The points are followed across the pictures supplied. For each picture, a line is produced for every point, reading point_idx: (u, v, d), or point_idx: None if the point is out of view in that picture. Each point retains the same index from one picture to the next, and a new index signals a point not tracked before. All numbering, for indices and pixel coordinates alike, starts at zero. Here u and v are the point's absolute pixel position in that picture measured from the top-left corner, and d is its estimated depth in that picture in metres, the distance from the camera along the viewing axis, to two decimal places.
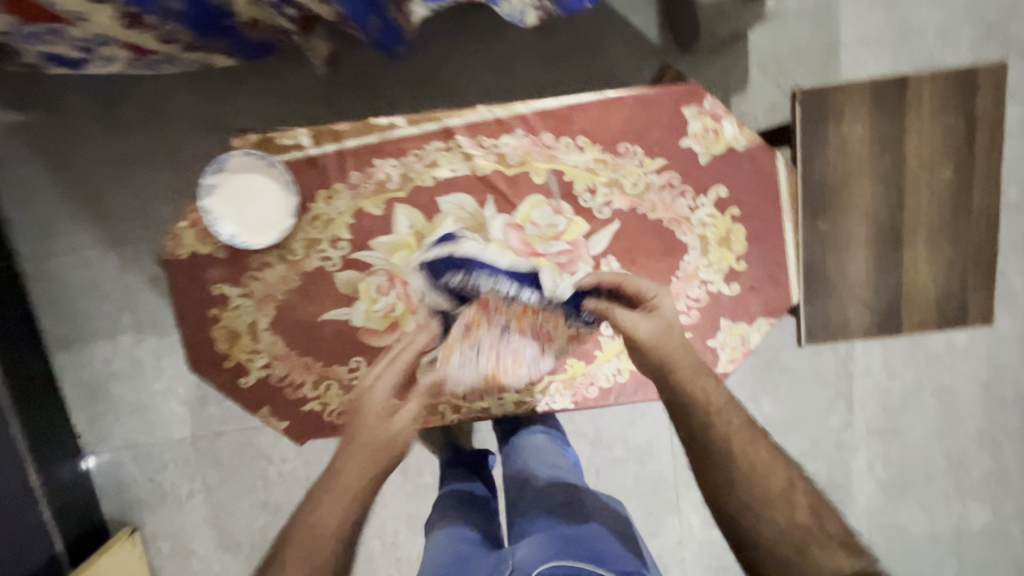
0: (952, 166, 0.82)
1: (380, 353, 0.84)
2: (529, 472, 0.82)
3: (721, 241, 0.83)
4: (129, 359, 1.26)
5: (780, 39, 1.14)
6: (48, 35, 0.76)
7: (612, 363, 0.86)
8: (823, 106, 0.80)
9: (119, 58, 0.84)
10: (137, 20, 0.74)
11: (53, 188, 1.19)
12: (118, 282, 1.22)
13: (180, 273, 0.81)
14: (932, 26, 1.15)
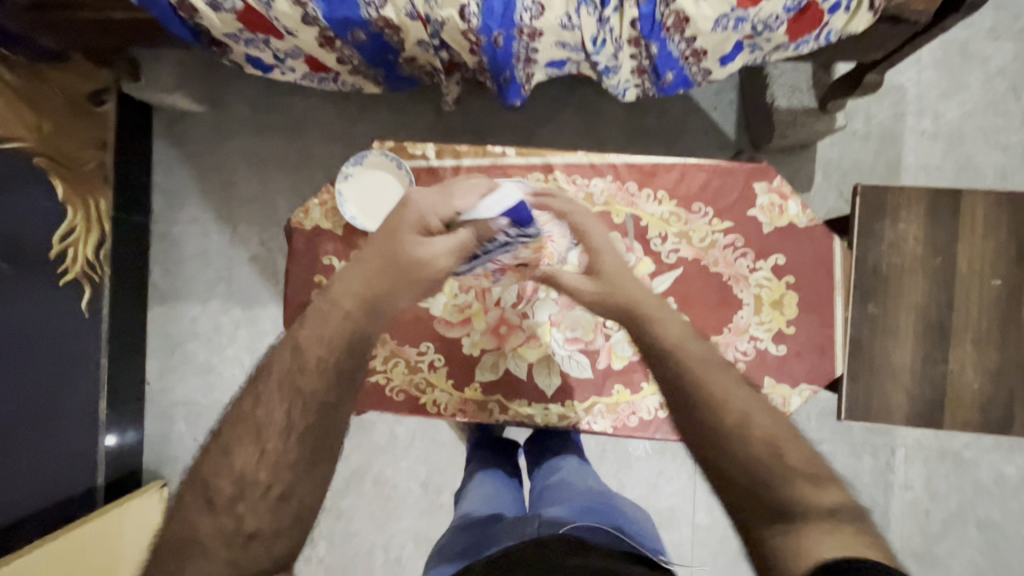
0: (999, 278, 0.89)
1: (448, 343, 0.93)
2: (566, 472, 0.94)
3: (774, 304, 0.90)
4: (211, 323, 1.39)
5: (845, 153, 1.27)
6: (256, 43, 0.97)
7: (656, 399, 0.91)
8: (881, 204, 0.90)
9: (298, 70, 1.04)
10: (329, 41, 0.94)
11: (197, 167, 1.38)
12: (223, 254, 1.38)
13: (301, 240, 0.95)
14: (991, 167, 1.26)
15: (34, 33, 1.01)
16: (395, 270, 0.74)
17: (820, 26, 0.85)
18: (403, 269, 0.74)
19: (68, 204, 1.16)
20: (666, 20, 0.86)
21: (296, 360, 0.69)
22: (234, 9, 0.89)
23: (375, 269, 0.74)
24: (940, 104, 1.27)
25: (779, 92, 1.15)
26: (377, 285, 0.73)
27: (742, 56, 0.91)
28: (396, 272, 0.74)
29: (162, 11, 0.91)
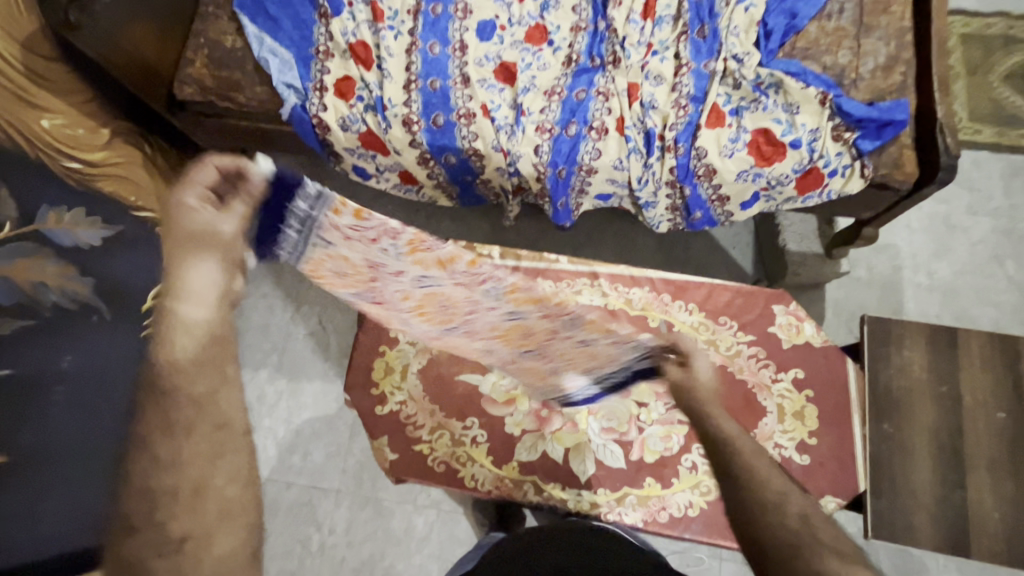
0: (1004, 410, 0.97)
1: (493, 420, 1.01)
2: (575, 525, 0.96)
3: (796, 413, 0.99)
4: (253, 392, 1.46)
5: (853, 295, 1.42)
6: (366, 157, 1.21)
7: (687, 496, 0.96)
8: (888, 333, 1.02)
9: (391, 180, 1.27)
10: (426, 161, 1.18)
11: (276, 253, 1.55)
12: (280, 328, 1.50)
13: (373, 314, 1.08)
14: (985, 320, 1.41)
15: (192, 132, 1.31)
16: (189, 335, 0.55)
17: (822, 186, 1.06)
18: (218, 258, 0.58)
19: None
20: (698, 170, 1.07)
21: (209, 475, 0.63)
22: (359, 130, 1.16)
23: (191, 352, 0.55)
24: (934, 259, 1.45)
25: (790, 237, 1.34)
26: (181, 361, 0.54)
27: (759, 204, 1.11)
28: (189, 327, 0.55)
29: (302, 125, 1.17)
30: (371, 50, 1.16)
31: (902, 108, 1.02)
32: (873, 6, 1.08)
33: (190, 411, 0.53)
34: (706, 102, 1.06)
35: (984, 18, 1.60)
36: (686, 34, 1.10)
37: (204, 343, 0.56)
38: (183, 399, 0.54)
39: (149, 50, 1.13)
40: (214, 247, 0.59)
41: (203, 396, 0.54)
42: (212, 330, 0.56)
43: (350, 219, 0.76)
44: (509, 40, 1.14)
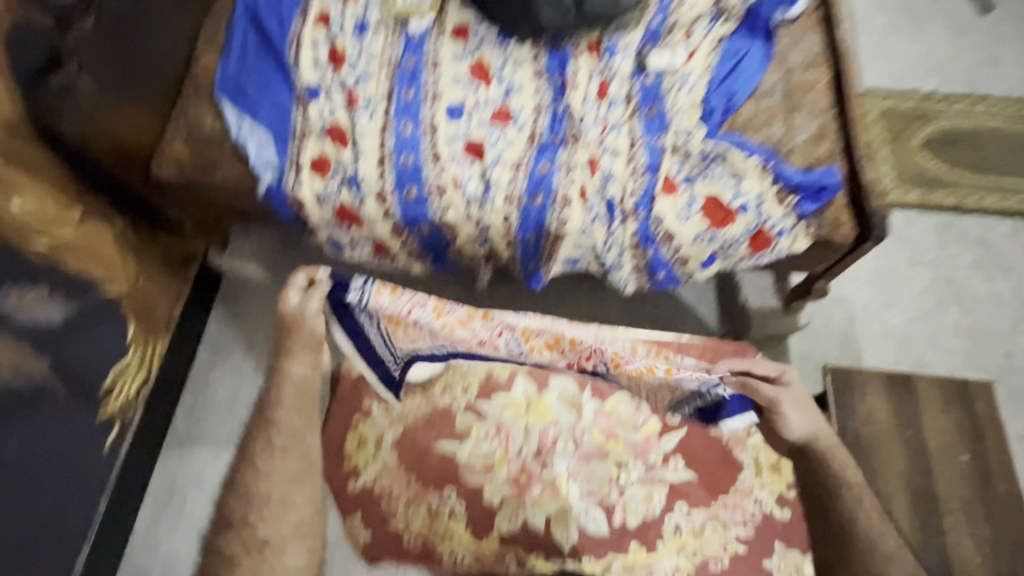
0: (968, 451, 1.00)
1: (471, 491, 1.00)
2: None
3: (772, 467, 1.01)
4: (219, 473, 1.40)
5: (815, 346, 1.49)
6: (340, 230, 1.25)
7: (671, 559, 0.96)
8: (851, 381, 1.06)
9: (365, 251, 1.29)
10: (399, 232, 1.22)
11: (249, 325, 1.53)
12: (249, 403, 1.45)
13: (346, 386, 1.08)
14: (937, 365, 1.49)
15: (169, 206, 1.33)
16: (297, 388, 0.91)
17: (771, 245, 1.13)
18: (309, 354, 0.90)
19: (132, 342, 1.27)
20: (658, 233, 1.14)
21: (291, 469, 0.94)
22: (334, 204, 1.20)
23: (291, 405, 0.92)
24: (886, 308, 1.55)
25: (750, 292, 1.46)
26: (284, 415, 0.92)
27: (717, 263, 1.18)
28: (297, 381, 0.91)
29: (278, 201, 1.21)
30: (346, 130, 1.22)
31: (834, 174, 1.12)
32: (799, 87, 1.22)
33: (287, 440, 0.91)
34: (660, 172, 1.15)
35: (898, 95, 1.80)
36: (637, 113, 1.21)
37: (293, 394, 0.92)
38: (284, 431, 0.91)
39: (129, 131, 1.19)
40: (316, 342, 0.90)
41: (296, 432, 0.92)
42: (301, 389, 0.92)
43: (388, 297, 0.83)
44: (477, 119, 1.23)
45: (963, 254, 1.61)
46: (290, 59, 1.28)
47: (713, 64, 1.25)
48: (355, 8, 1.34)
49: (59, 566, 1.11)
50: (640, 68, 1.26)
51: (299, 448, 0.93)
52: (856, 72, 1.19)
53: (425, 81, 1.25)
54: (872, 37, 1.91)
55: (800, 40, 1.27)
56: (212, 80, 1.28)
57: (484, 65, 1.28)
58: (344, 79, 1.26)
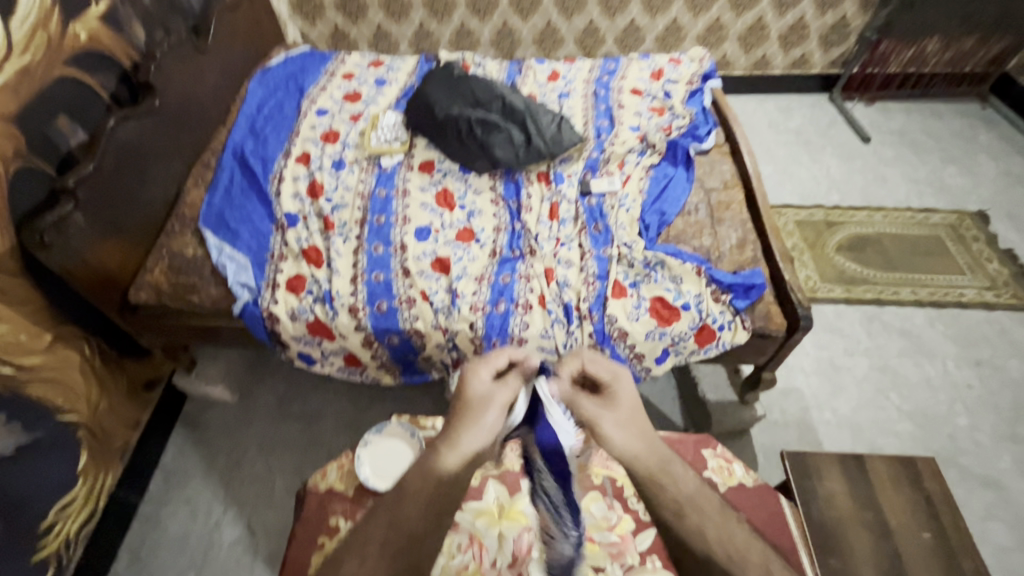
0: (928, 530, 1.04)
1: None
2: None
3: None
4: None
5: (774, 437, 1.56)
6: (313, 343, 1.29)
7: None
8: (807, 466, 1.11)
9: (336, 363, 1.33)
10: (370, 343, 1.28)
11: (209, 449, 1.48)
12: (202, 536, 1.34)
13: (313, 501, 1.04)
14: (892, 449, 1.56)
15: (139, 333, 1.34)
16: (442, 479, 0.73)
17: (715, 339, 1.24)
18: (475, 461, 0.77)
19: (81, 475, 1.23)
20: (613, 333, 1.24)
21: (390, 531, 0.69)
22: (307, 319, 1.26)
23: (422, 502, 0.71)
24: (833, 395, 1.65)
25: (706, 388, 1.52)
26: (412, 512, 0.70)
27: (670, 358, 1.27)
28: (449, 476, 0.73)
29: (252, 319, 1.27)
30: (321, 252, 1.33)
31: (759, 275, 1.27)
32: (719, 205, 1.43)
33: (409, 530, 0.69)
34: (609, 279, 1.28)
35: (808, 209, 2.10)
36: (585, 229, 1.38)
37: (434, 493, 0.72)
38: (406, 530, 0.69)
39: (114, 264, 1.24)
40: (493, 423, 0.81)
41: (417, 536, 0.69)
42: (435, 493, 0.72)
43: None
44: (443, 239, 1.36)
45: (891, 342, 1.77)
46: (272, 193, 1.43)
47: (644, 188, 1.46)
48: (334, 150, 1.53)
49: None
50: (584, 193, 1.45)
51: (417, 559, 0.67)
52: (762, 191, 1.42)
53: (396, 208, 1.40)
54: (777, 165, 2.26)
55: (714, 168, 1.51)
56: (198, 212, 1.39)
57: (448, 194, 1.45)
58: (321, 208, 1.39)
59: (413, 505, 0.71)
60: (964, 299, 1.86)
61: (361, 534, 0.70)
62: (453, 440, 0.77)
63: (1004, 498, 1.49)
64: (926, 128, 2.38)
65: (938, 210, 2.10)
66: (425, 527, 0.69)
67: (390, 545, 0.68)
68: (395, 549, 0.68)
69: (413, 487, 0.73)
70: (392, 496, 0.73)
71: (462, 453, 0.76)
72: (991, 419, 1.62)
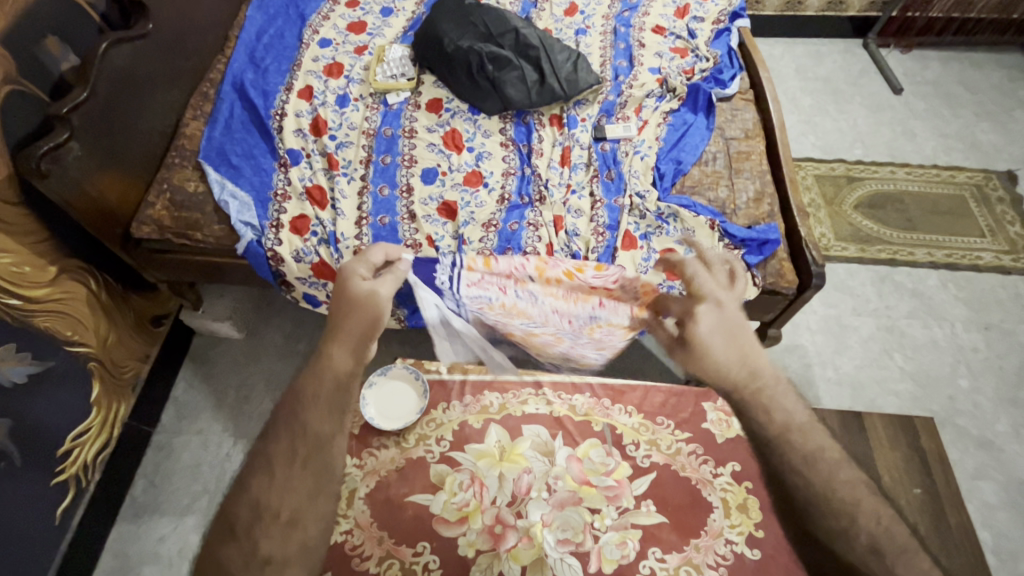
0: (919, 486, 1.07)
1: (444, 543, 0.96)
2: None
3: (740, 507, 1.00)
4: (177, 544, 1.31)
5: None
6: (317, 285, 1.28)
7: None
8: None
9: None
10: None
11: (219, 383, 1.51)
12: (214, 466, 1.40)
13: None
14: (890, 408, 1.58)
15: (144, 267, 1.34)
16: (327, 373, 0.74)
17: None
18: (353, 344, 0.76)
19: (95, 405, 1.26)
20: None
21: (298, 434, 0.70)
22: (311, 261, 1.24)
23: (320, 405, 0.71)
24: (837, 353, 1.66)
25: None
26: (311, 418, 0.70)
27: None
28: (334, 365, 0.74)
29: (256, 258, 1.25)
30: (326, 192, 1.30)
31: (774, 230, 1.24)
32: (738, 155, 1.37)
33: (314, 437, 0.69)
34: (619, 230, 1.26)
35: (829, 163, 2.02)
36: (597, 177, 1.33)
37: (332, 390, 0.73)
38: (308, 441, 0.69)
39: (114, 197, 1.21)
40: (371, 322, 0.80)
41: (320, 443, 0.69)
42: (332, 398, 0.72)
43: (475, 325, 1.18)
44: (450, 182, 1.32)
45: (901, 304, 1.75)
46: (274, 128, 1.38)
47: (662, 134, 1.40)
48: (337, 84, 1.46)
49: None
50: (598, 138, 1.39)
51: (325, 460, 0.69)
52: (786, 142, 1.35)
53: (402, 148, 1.36)
54: (801, 115, 2.16)
55: (736, 115, 1.44)
56: (198, 147, 1.35)
57: (456, 135, 1.39)
58: (325, 145, 1.35)
59: (312, 411, 0.71)
60: (980, 262, 1.82)
61: (265, 452, 0.70)
62: (333, 334, 0.77)
63: (996, 459, 1.52)
64: (963, 80, 2.24)
65: (965, 168, 2.02)
66: (329, 430, 0.70)
67: (296, 455, 0.69)
68: (302, 457, 0.69)
69: (310, 389, 0.72)
70: (289, 415, 0.71)
71: (345, 343, 0.76)
72: (994, 382, 1.63)
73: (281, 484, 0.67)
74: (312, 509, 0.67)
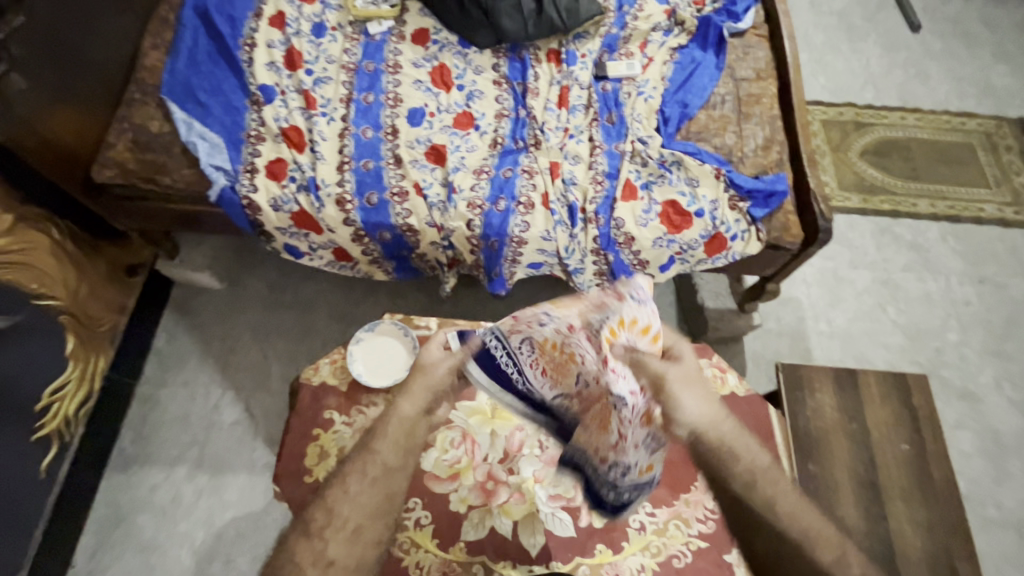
0: (906, 441, 1.09)
1: (436, 499, 0.96)
2: None
3: None
4: (170, 493, 1.31)
5: (766, 346, 1.57)
6: (299, 236, 1.21)
7: (638, 558, 0.94)
8: (800, 378, 1.13)
9: (325, 257, 1.26)
10: (361, 238, 1.20)
11: (201, 335, 1.47)
12: (202, 417, 1.38)
13: (306, 395, 1.03)
14: (879, 361, 1.58)
15: (111, 214, 1.25)
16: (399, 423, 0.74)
17: (726, 249, 1.18)
18: (428, 389, 0.77)
19: (71, 358, 1.20)
20: (618, 238, 1.17)
21: (370, 465, 0.72)
22: (291, 210, 1.16)
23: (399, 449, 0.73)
24: (831, 306, 1.64)
25: (707, 296, 1.48)
26: (382, 447, 0.73)
27: (675, 267, 1.21)
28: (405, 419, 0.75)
29: (231, 206, 1.17)
30: (303, 133, 1.20)
31: (782, 180, 1.18)
32: (748, 98, 1.28)
33: (380, 470, 0.72)
34: (619, 178, 1.18)
35: (838, 107, 1.92)
36: (597, 120, 1.24)
37: (402, 434, 0.74)
38: (380, 464, 0.72)
39: (70, 138, 1.11)
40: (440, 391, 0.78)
41: (392, 470, 0.72)
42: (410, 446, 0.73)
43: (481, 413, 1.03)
44: (439, 124, 1.23)
45: (899, 256, 1.72)
46: (244, 60, 1.24)
47: (668, 74, 1.29)
48: (312, 11, 1.31)
49: None
50: (599, 77, 1.29)
51: (391, 488, 0.71)
52: (799, 84, 1.26)
53: (385, 85, 1.24)
54: (813, 54, 2.02)
55: (748, 53, 1.33)
56: (159, 80, 1.22)
57: (445, 71, 1.27)
58: (301, 81, 1.23)
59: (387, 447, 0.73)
60: (982, 214, 1.78)
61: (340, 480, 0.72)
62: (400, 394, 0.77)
63: (977, 410, 1.55)
64: (985, 17, 2.10)
65: (977, 114, 1.93)
66: (395, 463, 0.72)
67: (370, 478, 0.71)
68: (374, 476, 0.72)
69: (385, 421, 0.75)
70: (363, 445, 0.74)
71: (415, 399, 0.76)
72: (982, 334, 1.63)
73: (354, 497, 0.71)
74: (376, 527, 0.70)
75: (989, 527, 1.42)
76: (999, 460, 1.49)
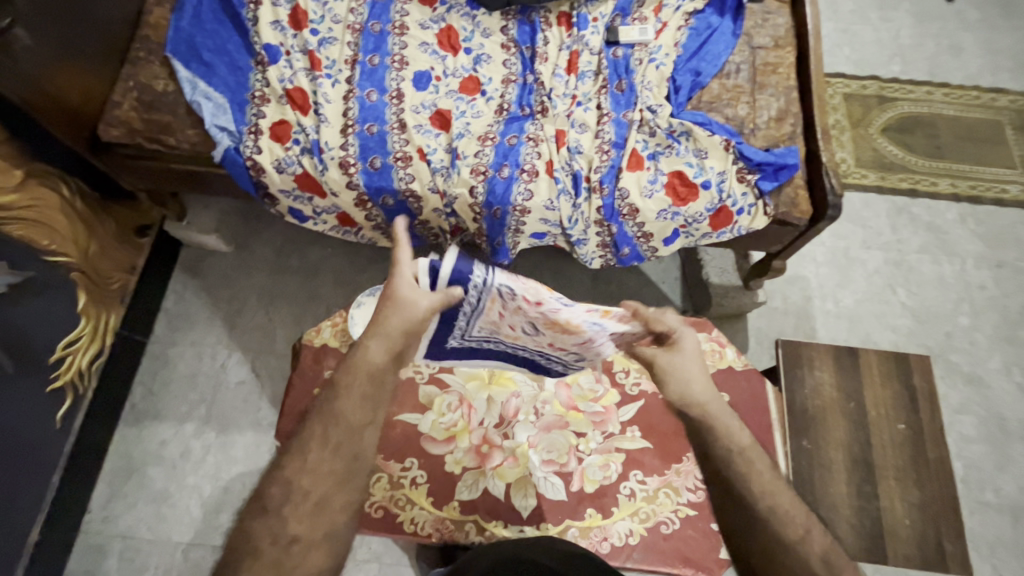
0: (904, 422, 1.11)
1: (432, 459, 0.98)
2: None
3: None
4: (179, 448, 1.36)
5: (769, 324, 1.56)
6: (303, 199, 1.21)
7: (626, 524, 0.96)
8: (799, 356, 1.15)
9: (329, 222, 1.27)
10: (364, 203, 1.20)
11: (209, 296, 1.50)
12: (211, 376, 1.42)
13: (307, 355, 1.05)
14: (885, 343, 1.57)
15: (118, 173, 1.26)
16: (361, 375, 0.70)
17: (732, 223, 1.16)
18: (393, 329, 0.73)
19: (84, 314, 1.24)
20: (622, 209, 1.15)
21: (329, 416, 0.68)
22: (294, 172, 1.16)
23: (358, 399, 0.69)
24: (841, 286, 1.62)
25: (712, 272, 1.47)
26: (348, 405, 0.69)
27: (680, 240, 1.20)
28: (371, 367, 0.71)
29: (235, 167, 1.17)
30: (308, 95, 1.19)
31: (793, 154, 1.15)
32: (765, 67, 1.23)
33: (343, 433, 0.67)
34: (626, 148, 1.16)
35: (861, 80, 1.84)
36: (606, 87, 1.21)
37: (368, 384, 0.70)
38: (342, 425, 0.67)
39: (75, 96, 1.11)
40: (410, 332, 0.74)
41: (355, 429, 0.68)
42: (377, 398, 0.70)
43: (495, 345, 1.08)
44: (444, 89, 1.21)
45: (915, 237, 1.68)
46: (248, 19, 1.23)
47: (681, 40, 1.25)
48: None
49: (15, 532, 1.12)
50: (610, 42, 1.25)
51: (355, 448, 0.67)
52: (819, 53, 1.21)
53: (391, 47, 1.22)
54: (839, 23, 1.93)
55: (767, 19, 1.27)
56: (164, 39, 1.21)
57: (452, 33, 1.25)
58: (306, 41, 1.21)
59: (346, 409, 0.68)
60: (1005, 196, 1.72)
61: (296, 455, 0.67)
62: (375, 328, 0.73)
63: (982, 395, 1.53)
64: None
65: (1009, 91, 1.84)
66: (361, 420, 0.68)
67: (331, 439, 0.67)
68: (337, 441, 0.67)
69: (341, 379, 0.70)
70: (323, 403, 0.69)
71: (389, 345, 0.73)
72: (995, 318, 1.60)
73: (315, 466, 0.65)
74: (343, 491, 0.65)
75: (984, 509, 1.43)
76: (1002, 445, 1.49)
